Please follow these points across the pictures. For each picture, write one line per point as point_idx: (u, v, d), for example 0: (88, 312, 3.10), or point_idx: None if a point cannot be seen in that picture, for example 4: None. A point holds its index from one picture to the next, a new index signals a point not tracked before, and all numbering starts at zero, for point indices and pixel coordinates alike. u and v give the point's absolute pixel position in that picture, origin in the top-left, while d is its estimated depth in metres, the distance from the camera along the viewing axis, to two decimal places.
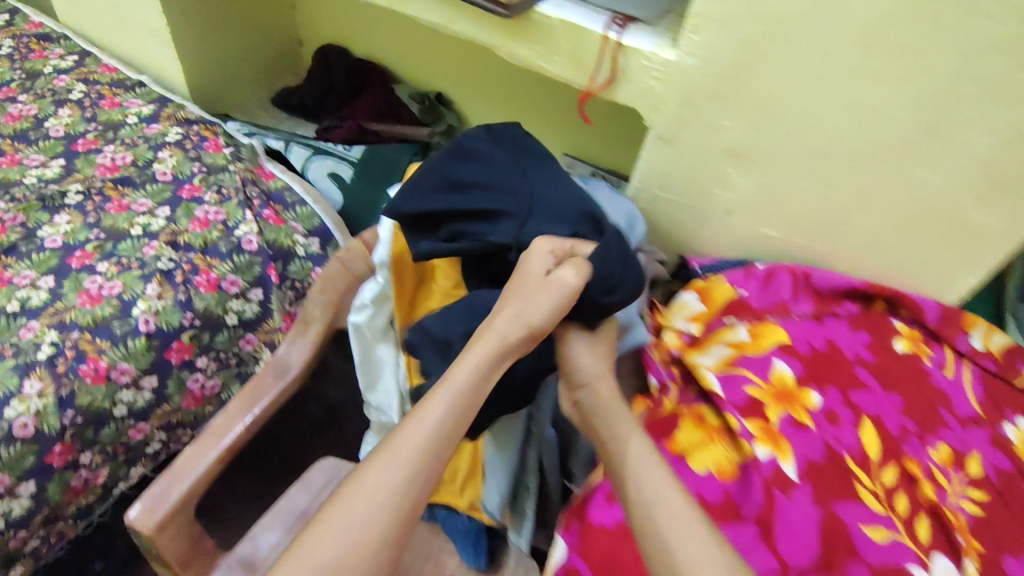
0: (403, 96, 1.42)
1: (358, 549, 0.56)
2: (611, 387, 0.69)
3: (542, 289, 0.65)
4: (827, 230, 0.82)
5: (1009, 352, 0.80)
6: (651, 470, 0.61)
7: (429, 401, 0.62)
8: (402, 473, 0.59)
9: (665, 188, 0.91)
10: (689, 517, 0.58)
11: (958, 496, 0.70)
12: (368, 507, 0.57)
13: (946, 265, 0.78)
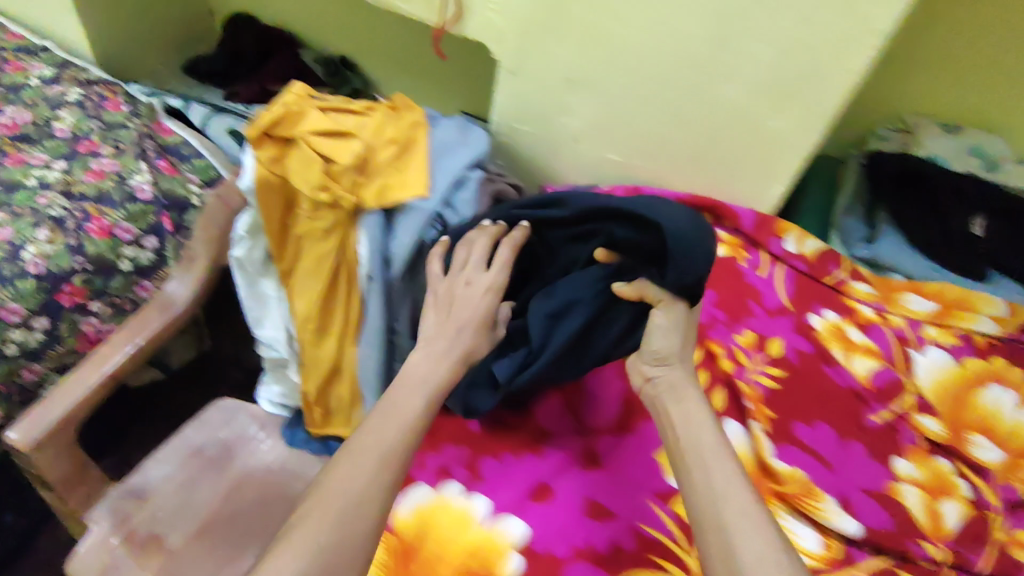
0: (308, 60, 1.45)
1: (346, 535, 0.58)
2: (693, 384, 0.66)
3: (457, 283, 0.75)
4: (658, 149, 0.90)
5: (822, 255, 0.89)
6: (714, 454, 0.60)
7: (405, 404, 0.67)
8: (387, 470, 0.62)
9: (520, 120, 0.97)
10: (747, 505, 0.56)
11: (757, 372, 0.79)
12: (349, 496, 0.59)
13: (757, 171, 0.86)
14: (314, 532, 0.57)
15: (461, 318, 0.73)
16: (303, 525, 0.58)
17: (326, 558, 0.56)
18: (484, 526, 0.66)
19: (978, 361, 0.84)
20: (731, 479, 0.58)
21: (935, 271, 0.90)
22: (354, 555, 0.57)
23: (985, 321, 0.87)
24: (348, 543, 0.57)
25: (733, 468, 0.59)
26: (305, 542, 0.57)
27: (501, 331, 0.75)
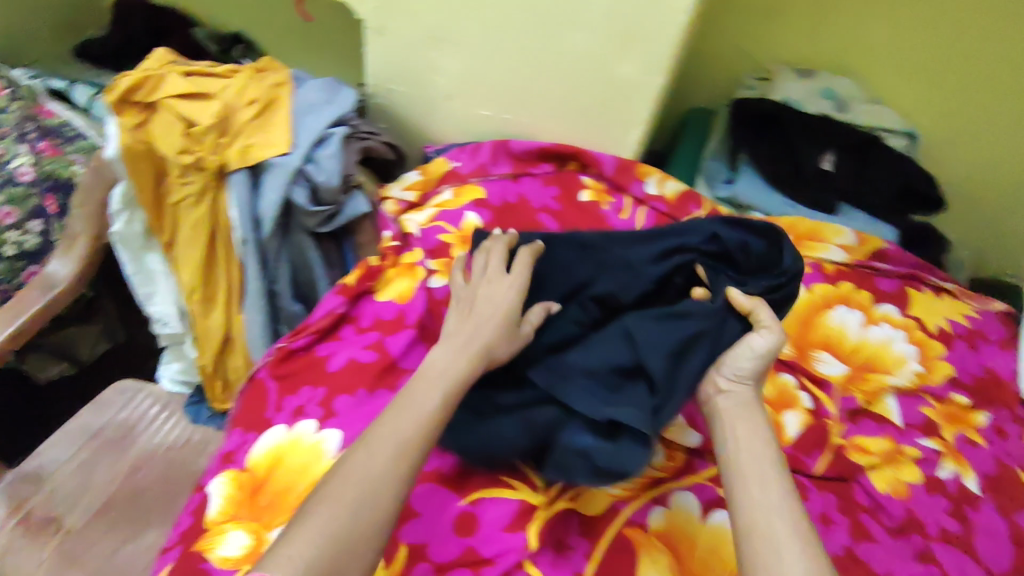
0: (201, 39, 1.26)
1: (359, 531, 0.48)
2: (754, 393, 0.61)
3: (493, 284, 0.66)
4: (523, 100, 0.93)
5: (683, 196, 0.95)
6: (766, 461, 0.54)
7: (431, 385, 0.57)
8: (409, 458, 0.52)
9: (392, 80, 0.98)
10: (792, 514, 0.51)
11: None
12: (369, 485, 0.50)
13: (616, 119, 0.91)
14: (320, 522, 0.48)
15: (487, 325, 0.62)
16: (311, 518, 0.48)
17: (331, 553, 0.46)
18: (334, 458, 0.65)
19: (826, 286, 0.90)
20: (777, 487, 0.52)
21: (787, 206, 0.97)
22: (359, 559, 0.48)
23: (833, 250, 0.93)
24: (357, 541, 0.48)
25: (783, 476, 0.53)
26: (314, 536, 0.47)
27: (527, 331, 0.65)
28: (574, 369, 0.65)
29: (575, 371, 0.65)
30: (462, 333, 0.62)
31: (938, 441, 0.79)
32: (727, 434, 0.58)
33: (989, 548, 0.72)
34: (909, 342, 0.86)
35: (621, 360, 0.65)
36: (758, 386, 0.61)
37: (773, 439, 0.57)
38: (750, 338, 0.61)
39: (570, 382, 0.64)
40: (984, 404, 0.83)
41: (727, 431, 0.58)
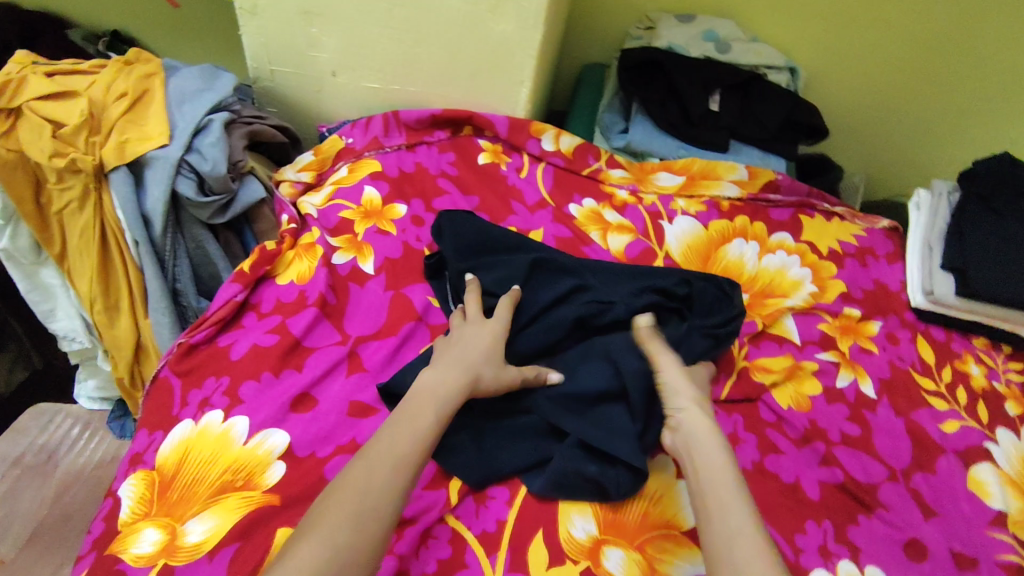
0: (76, 41, 1.13)
1: (359, 542, 0.48)
2: (704, 414, 0.62)
3: (478, 323, 0.70)
4: (408, 68, 0.94)
5: (579, 149, 0.97)
6: (722, 479, 0.56)
7: (423, 406, 0.58)
8: (404, 476, 0.53)
9: (276, 62, 0.98)
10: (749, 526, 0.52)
11: None
12: (370, 500, 0.50)
13: (501, 78, 0.93)
14: (325, 535, 0.47)
15: (476, 350, 0.66)
16: (315, 531, 0.47)
17: (334, 563, 0.46)
18: (244, 443, 0.65)
19: (722, 222, 0.94)
20: (733, 502, 0.54)
21: (680, 149, 1.01)
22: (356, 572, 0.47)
23: (727, 186, 0.97)
24: (355, 554, 0.47)
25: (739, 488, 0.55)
26: (316, 546, 0.46)
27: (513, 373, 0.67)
28: (560, 396, 0.70)
29: (566, 398, 0.70)
30: (443, 363, 0.64)
31: (835, 352, 0.82)
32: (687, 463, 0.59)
33: (887, 445, 0.76)
34: (803, 266, 0.91)
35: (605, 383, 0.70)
36: (705, 402, 0.64)
37: (728, 455, 0.59)
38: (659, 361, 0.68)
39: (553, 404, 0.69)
40: (876, 313, 0.88)
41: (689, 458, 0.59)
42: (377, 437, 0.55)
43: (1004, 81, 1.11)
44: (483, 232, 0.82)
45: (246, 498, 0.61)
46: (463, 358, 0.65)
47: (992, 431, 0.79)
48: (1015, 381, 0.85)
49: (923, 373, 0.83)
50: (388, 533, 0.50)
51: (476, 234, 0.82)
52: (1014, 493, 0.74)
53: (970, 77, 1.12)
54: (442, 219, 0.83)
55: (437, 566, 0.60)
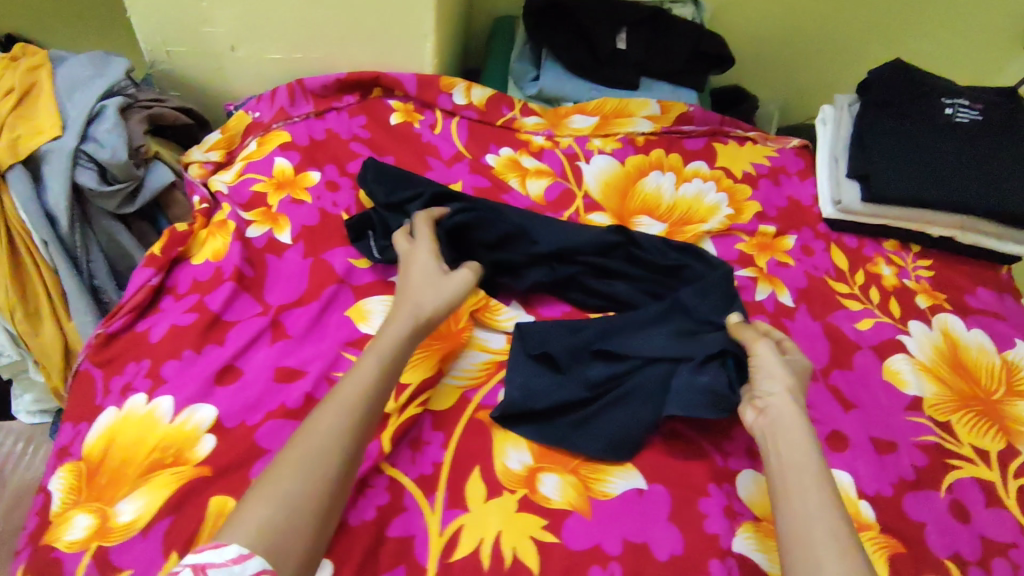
0: None
1: (312, 487, 0.50)
2: (793, 405, 0.60)
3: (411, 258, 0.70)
4: (309, 36, 0.93)
5: (491, 101, 0.97)
6: (810, 478, 0.54)
7: (367, 354, 0.60)
8: (352, 419, 0.54)
9: (171, 42, 0.95)
10: (835, 530, 0.50)
11: None
12: (322, 447, 0.52)
13: (403, 35, 0.92)
14: (276, 487, 0.49)
15: (415, 283, 0.67)
16: (265, 486, 0.49)
17: (285, 511, 0.48)
18: (171, 420, 0.64)
19: (638, 157, 0.95)
20: (823, 505, 0.52)
21: (591, 90, 1.01)
22: (310, 515, 0.49)
23: (640, 121, 0.98)
24: (308, 500, 0.49)
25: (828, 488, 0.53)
26: (267, 498, 0.48)
27: (458, 279, 0.69)
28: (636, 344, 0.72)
29: (645, 343, 0.72)
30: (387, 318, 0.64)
31: (753, 269, 0.85)
32: (772, 450, 0.57)
33: (807, 348, 0.79)
34: (719, 191, 0.93)
35: (687, 325, 0.74)
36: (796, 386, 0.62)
37: (816, 449, 0.57)
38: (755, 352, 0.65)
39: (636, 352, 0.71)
40: (790, 228, 0.91)
41: (773, 450, 0.57)
42: (331, 391, 0.56)
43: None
44: (405, 180, 0.82)
45: (177, 473, 0.61)
46: (409, 292, 0.66)
47: (905, 324, 0.83)
48: (925, 278, 0.89)
49: (838, 278, 0.87)
50: (343, 475, 0.52)
51: (401, 184, 0.82)
52: (928, 379, 0.78)
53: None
54: (364, 173, 0.83)
55: (376, 512, 0.61)
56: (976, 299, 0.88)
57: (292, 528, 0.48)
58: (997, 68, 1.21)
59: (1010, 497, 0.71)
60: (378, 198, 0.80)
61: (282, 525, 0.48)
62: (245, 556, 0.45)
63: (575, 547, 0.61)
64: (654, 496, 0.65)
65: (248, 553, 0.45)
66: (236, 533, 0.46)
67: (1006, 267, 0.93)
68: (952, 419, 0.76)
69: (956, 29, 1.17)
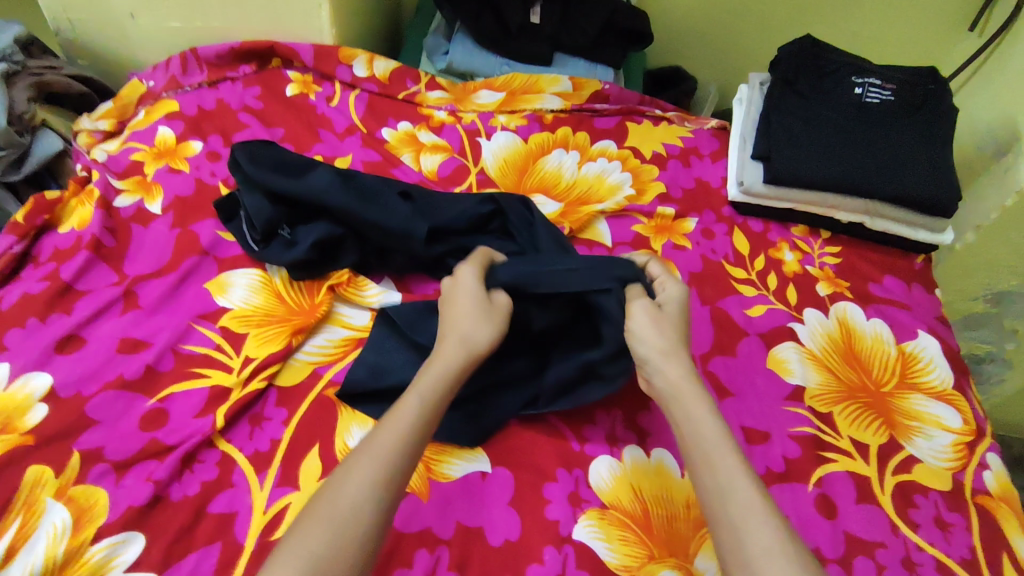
0: None
1: (346, 548, 0.42)
2: (677, 363, 0.55)
3: (459, 288, 0.60)
4: (206, 5, 0.91)
5: (395, 74, 0.95)
6: (715, 447, 0.50)
7: (408, 395, 0.51)
8: (387, 471, 0.46)
9: (69, 9, 0.93)
10: (755, 505, 0.46)
11: None
12: (352, 500, 0.44)
13: (299, 3, 0.90)
14: (301, 546, 0.42)
15: (459, 314, 0.57)
16: (292, 540, 0.42)
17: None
18: (4, 388, 0.62)
19: (544, 134, 0.92)
20: (739, 476, 0.48)
21: (503, 65, 0.99)
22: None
23: (549, 98, 0.95)
24: (339, 559, 0.42)
25: (730, 449, 0.50)
26: (290, 558, 0.41)
27: (502, 303, 0.60)
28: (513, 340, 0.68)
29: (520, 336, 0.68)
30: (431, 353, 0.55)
31: (645, 251, 0.82)
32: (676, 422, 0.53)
33: (689, 333, 0.76)
34: (623, 171, 0.90)
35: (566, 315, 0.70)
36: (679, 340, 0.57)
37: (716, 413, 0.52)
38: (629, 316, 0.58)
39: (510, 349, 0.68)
40: (692, 210, 0.88)
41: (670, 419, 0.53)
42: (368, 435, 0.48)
43: None
44: (278, 161, 0.75)
45: (0, 442, 0.59)
46: (457, 325, 0.56)
47: (800, 312, 0.80)
48: (830, 265, 0.85)
49: (736, 263, 0.84)
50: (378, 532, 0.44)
51: (276, 161, 0.76)
52: (814, 368, 0.75)
53: None
54: (235, 146, 0.76)
55: (199, 488, 0.59)
56: (881, 288, 0.84)
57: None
58: (938, 53, 1.17)
59: (885, 493, 0.67)
60: (245, 186, 0.74)
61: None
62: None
63: (405, 530, 0.58)
64: (497, 479, 0.63)
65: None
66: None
67: (921, 255, 0.89)
68: (834, 410, 0.72)
69: (891, 13, 1.14)
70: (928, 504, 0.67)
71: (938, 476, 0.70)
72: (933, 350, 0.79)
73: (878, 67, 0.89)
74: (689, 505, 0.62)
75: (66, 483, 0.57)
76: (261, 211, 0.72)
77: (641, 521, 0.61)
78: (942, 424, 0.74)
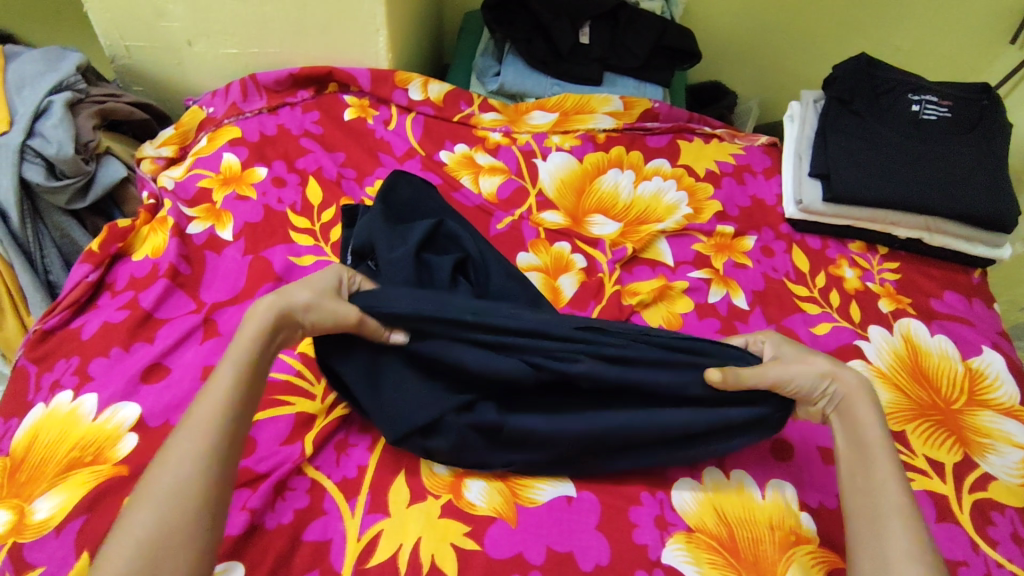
0: None
1: (176, 523, 0.44)
2: (857, 386, 0.61)
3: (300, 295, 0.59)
4: (266, 33, 0.92)
5: (449, 96, 0.95)
6: (879, 459, 0.56)
7: (218, 372, 0.52)
8: (208, 444, 0.48)
9: (127, 37, 0.94)
10: (896, 509, 0.52)
11: None
12: (180, 473, 0.46)
13: (358, 28, 0.91)
14: (134, 524, 0.43)
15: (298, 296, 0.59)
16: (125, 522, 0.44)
17: (148, 557, 0.42)
18: (94, 419, 0.63)
19: (598, 154, 0.93)
20: (885, 483, 0.54)
21: (554, 86, 1.01)
22: (185, 547, 0.44)
23: (601, 118, 0.96)
24: (171, 537, 0.43)
25: (888, 461, 0.56)
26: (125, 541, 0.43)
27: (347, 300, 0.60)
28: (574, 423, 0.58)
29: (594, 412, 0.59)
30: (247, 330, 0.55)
31: (708, 270, 0.82)
32: (839, 434, 0.59)
33: None
34: (679, 190, 0.90)
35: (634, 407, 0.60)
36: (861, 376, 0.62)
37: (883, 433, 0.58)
38: (766, 376, 0.60)
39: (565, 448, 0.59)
40: (750, 228, 0.88)
41: (836, 425, 0.60)
42: (186, 415, 0.50)
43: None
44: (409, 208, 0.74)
45: (94, 472, 0.59)
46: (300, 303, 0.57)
47: (865, 329, 0.80)
48: (890, 281, 0.86)
49: (797, 281, 0.84)
50: (215, 501, 0.47)
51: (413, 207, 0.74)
52: (884, 387, 0.74)
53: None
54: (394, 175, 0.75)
55: (294, 516, 0.59)
56: (942, 303, 0.85)
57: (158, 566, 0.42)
58: (980, 66, 1.18)
59: (963, 511, 0.66)
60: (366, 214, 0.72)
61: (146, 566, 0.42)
62: None
63: (496, 555, 0.58)
64: (581, 504, 0.62)
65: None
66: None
67: (978, 269, 0.90)
68: (907, 428, 0.71)
69: (933, 30, 1.15)
70: (1005, 521, 0.66)
71: (1014, 493, 0.68)
72: (998, 366, 0.79)
73: (933, 85, 0.91)
74: (773, 527, 0.62)
75: None
76: (359, 234, 0.68)
77: (729, 544, 0.61)
78: (1013, 441, 0.72)
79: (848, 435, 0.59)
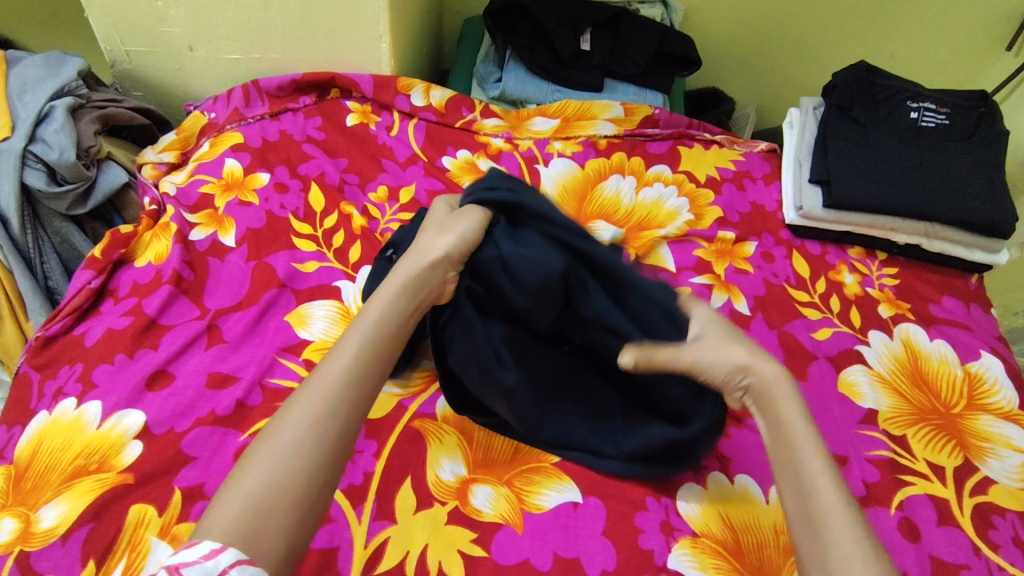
0: None
1: (290, 478, 0.45)
2: (772, 363, 0.58)
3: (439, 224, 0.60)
4: (268, 38, 0.93)
5: (451, 103, 0.96)
6: (794, 442, 0.53)
7: (352, 327, 0.54)
8: (325, 415, 0.48)
9: (128, 42, 0.94)
10: (835, 503, 0.49)
11: (387, 221, 0.83)
12: (291, 440, 0.46)
13: (361, 33, 0.92)
14: (240, 490, 0.44)
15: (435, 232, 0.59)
16: (234, 486, 0.44)
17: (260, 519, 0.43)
18: (99, 426, 0.62)
19: (599, 160, 0.93)
20: (818, 478, 0.51)
21: (555, 92, 1.02)
22: (280, 518, 0.43)
23: (602, 125, 0.96)
24: (277, 501, 0.44)
25: (816, 447, 0.53)
26: (230, 504, 0.43)
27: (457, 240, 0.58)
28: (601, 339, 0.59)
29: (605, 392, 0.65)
30: (392, 279, 0.57)
31: (709, 276, 0.83)
32: (761, 426, 0.57)
33: None
34: (680, 196, 0.91)
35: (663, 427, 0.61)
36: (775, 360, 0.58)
37: (807, 416, 0.55)
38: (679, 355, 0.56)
39: (570, 415, 0.64)
40: (750, 234, 0.89)
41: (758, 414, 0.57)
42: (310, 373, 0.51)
43: (867, 3, 1.15)
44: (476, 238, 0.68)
45: (100, 480, 0.58)
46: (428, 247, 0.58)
47: (865, 334, 0.80)
48: (889, 286, 0.87)
49: (798, 286, 0.85)
50: (322, 473, 0.46)
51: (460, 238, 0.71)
52: (885, 392, 0.75)
53: (836, 2, 1.16)
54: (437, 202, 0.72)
55: None
56: (941, 308, 0.86)
57: (258, 533, 0.42)
58: (974, 74, 1.20)
59: (964, 515, 0.66)
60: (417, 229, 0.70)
61: (247, 529, 0.42)
62: (216, 550, 0.41)
63: (503, 561, 0.58)
64: (588, 510, 0.63)
65: (220, 546, 0.41)
66: (210, 532, 0.42)
67: (976, 275, 0.91)
68: (908, 433, 0.72)
69: (928, 39, 1.17)
70: (1007, 525, 0.66)
71: (1013, 496, 0.69)
72: (996, 370, 0.80)
73: (932, 93, 0.92)
74: (777, 532, 0.63)
75: (171, 521, 0.56)
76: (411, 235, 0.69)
77: (734, 550, 0.61)
78: (1013, 445, 0.73)
79: (772, 425, 0.55)
